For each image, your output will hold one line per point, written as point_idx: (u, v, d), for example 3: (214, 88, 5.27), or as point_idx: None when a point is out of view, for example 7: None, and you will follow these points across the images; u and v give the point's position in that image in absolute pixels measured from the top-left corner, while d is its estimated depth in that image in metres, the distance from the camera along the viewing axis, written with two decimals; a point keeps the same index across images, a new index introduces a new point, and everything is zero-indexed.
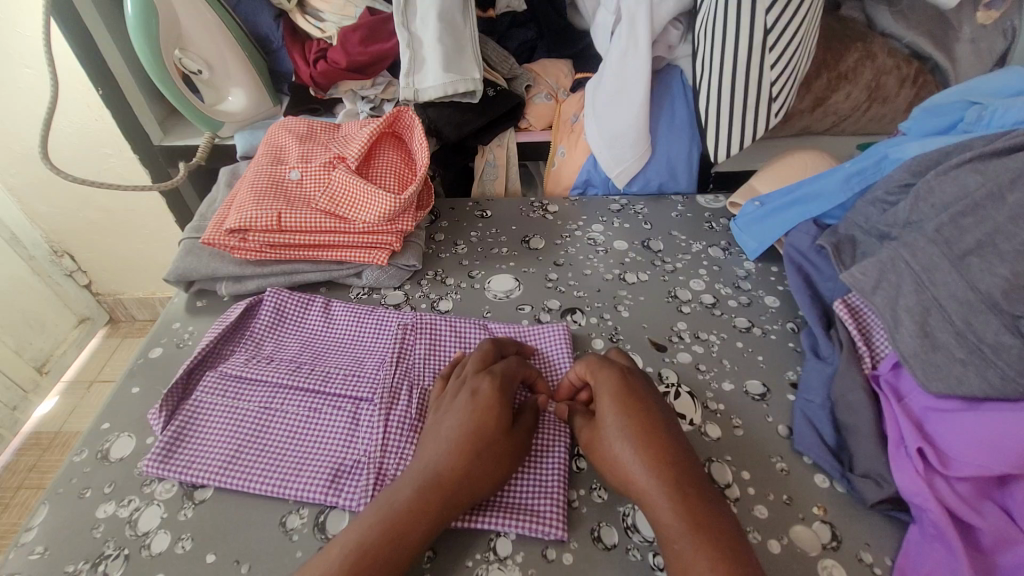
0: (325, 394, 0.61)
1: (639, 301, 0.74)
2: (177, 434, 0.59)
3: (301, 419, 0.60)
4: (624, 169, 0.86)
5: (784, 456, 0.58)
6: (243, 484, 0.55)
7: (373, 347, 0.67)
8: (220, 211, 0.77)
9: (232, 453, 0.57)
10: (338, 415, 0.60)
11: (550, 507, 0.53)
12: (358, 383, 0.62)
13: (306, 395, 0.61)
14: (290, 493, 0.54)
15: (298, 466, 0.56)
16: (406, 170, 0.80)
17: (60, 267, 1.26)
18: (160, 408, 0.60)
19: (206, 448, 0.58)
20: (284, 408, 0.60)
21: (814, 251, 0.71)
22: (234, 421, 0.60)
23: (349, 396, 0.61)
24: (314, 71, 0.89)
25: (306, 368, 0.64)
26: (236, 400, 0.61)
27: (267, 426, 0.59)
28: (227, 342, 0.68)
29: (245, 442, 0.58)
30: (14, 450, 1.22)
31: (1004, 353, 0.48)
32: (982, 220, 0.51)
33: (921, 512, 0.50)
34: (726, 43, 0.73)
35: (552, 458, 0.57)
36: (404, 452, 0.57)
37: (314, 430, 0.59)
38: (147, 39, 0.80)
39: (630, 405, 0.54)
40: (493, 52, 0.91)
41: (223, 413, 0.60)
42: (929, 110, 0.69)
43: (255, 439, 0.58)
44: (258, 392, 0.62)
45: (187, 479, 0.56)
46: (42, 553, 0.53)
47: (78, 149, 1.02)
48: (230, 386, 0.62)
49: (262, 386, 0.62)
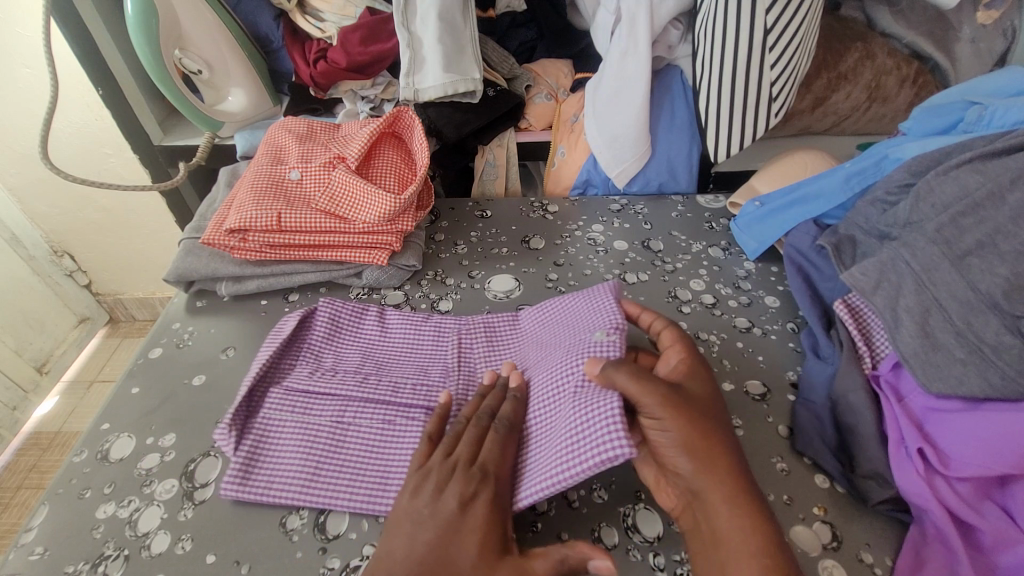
0: (395, 404, 0.60)
1: (640, 301, 0.74)
2: (278, 453, 0.57)
3: (399, 431, 0.58)
4: (624, 169, 0.86)
5: (784, 456, 0.58)
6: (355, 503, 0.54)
7: (435, 355, 0.66)
8: (219, 211, 0.76)
9: (311, 470, 0.56)
10: (413, 425, 0.58)
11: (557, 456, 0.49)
12: (430, 393, 0.60)
13: (374, 406, 0.59)
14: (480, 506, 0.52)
15: (382, 481, 0.55)
16: (406, 170, 0.80)
17: (60, 267, 1.26)
18: (229, 428, 0.57)
19: (287, 467, 0.56)
20: (357, 422, 0.58)
21: (815, 251, 0.71)
22: (304, 438, 0.58)
23: (419, 405, 0.60)
24: (314, 71, 0.89)
25: (371, 379, 0.62)
26: (306, 415, 0.59)
27: (346, 439, 0.57)
28: (284, 356, 0.65)
29: (327, 460, 0.56)
30: (14, 450, 1.22)
31: (1004, 353, 0.48)
32: (982, 220, 0.51)
33: (921, 512, 0.50)
34: (726, 43, 0.73)
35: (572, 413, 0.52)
36: None
37: (393, 443, 0.57)
38: (147, 39, 0.80)
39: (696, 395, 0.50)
40: (493, 52, 0.91)
41: (294, 430, 0.58)
42: (929, 110, 0.69)
43: (333, 454, 0.56)
44: (327, 406, 0.60)
45: (273, 500, 0.54)
46: (42, 554, 0.53)
47: (78, 149, 1.02)
48: (292, 402, 0.60)
49: (329, 399, 0.60)
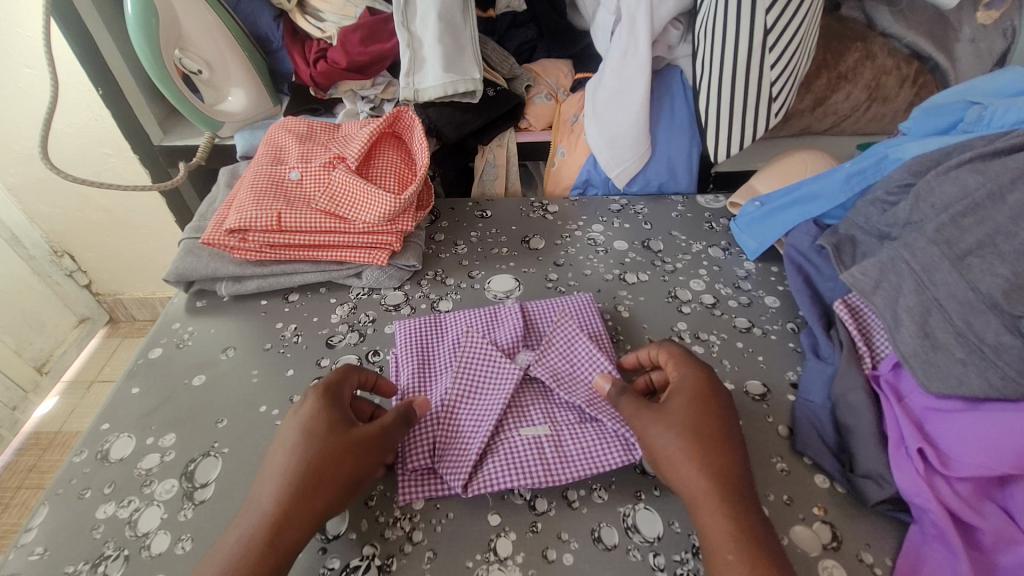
0: (517, 427, 0.58)
1: (639, 300, 0.74)
2: (451, 438, 0.57)
3: (581, 404, 0.59)
4: (624, 170, 0.86)
5: (784, 457, 0.58)
6: (537, 478, 0.54)
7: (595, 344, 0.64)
8: (220, 211, 0.76)
9: (430, 457, 0.56)
10: (522, 442, 0.57)
11: (490, 475, 0.54)
12: (553, 422, 0.59)
13: (565, 383, 0.61)
14: (606, 465, 0.55)
15: (464, 464, 0.55)
16: (406, 170, 0.80)
17: (60, 267, 1.26)
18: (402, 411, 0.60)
19: (458, 447, 0.56)
20: (529, 415, 0.59)
21: (814, 251, 0.71)
22: (477, 422, 0.58)
23: (537, 432, 0.57)
24: (314, 71, 0.89)
25: (530, 391, 0.62)
26: (446, 420, 0.58)
27: (526, 427, 0.58)
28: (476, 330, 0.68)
29: (514, 455, 0.56)
30: (14, 450, 1.22)
31: (1004, 353, 0.48)
32: (982, 220, 0.51)
33: (921, 512, 0.50)
34: (726, 42, 0.73)
35: (498, 465, 0.55)
36: (500, 466, 0.55)
37: (495, 448, 0.56)
38: (147, 39, 0.80)
39: (700, 409, 0.52)
40: (493, 52, 0.91)
41: (433, 429, 0.58)
42: (928, 110, 0.69)
43: (452, 444, 0.56)
44: (476, 405, 0.59)
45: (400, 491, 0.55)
46: (42, 554, 0.53)
47: (78, 149, 1.02)
48: (461, 400, 0.60)
49: (482, 399, 0.60)
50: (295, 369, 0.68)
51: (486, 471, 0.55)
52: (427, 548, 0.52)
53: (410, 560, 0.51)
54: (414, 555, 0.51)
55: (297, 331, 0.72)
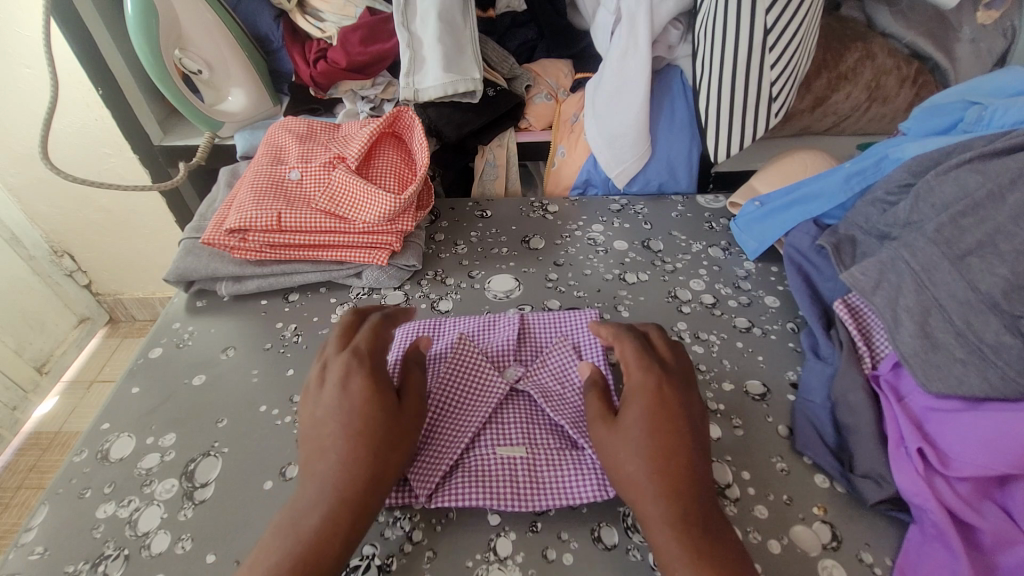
0: (494, 442, 0.57)
1: (639, 301, 0.74)
2: (428, 445, 0.56)
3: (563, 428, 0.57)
4: (624, 169, 0.86)
5: (784, 456, 0.58)
6: (503, 499, 0.53)
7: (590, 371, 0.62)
8: (220, 211, 0.76)
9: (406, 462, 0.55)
10: (496, 460, 0.55)
11: (459, 491, 0.53)
12: (531, 443, 0.57)
13: (551, 405, 0.59)
14: (578, 497, 0.53)
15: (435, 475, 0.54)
16: (405, 170, 0.80)
17: (60, 267, 1.26)
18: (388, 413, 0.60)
19: (432, 456, 0.55)
20: (509, 431, 0.58)
21: (814, 252, 0.71)
22: (456, 431, 0.57)
23: (513, 452, 0.56)
24: (314, 71, 0.89)
25: (514, 408, 0.60)
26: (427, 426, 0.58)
27: (503, 445, 0.57)
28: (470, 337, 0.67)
29: (486, 472, 0.55)
30: (14, 450, 1.22)
31: (1005, 352, 0.48)
32: (982, 220, 0.51)
33: (921, 512, 0.50)
34: (726, 42, 0.73)
35: (468, 484, 0.54)
36: (470, 481, 0.54)
37: (470, 461, 0.55)
38: (147, 39, 0.80)
39: (657, 401, 0.51)
40: (493, 52, 0.91)
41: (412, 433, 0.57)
42: (929, 110, 0.68)
43: (429, 452, 0.56)
44: (459, 412, 0.59)
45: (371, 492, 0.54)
46: (42, 553, 0.53)
47: (79, 149, 1.02)
48: (443, 409, 0.59)
49: (466, 408, 0.59)
50: (295, 369, 0.68)
51: (456, 486, 0.54)
52: (427, 548, 0.52)
53: (409, 560, 0.51)
54: (414, 555, 0.51)
55: (297, 331, 0.72)
